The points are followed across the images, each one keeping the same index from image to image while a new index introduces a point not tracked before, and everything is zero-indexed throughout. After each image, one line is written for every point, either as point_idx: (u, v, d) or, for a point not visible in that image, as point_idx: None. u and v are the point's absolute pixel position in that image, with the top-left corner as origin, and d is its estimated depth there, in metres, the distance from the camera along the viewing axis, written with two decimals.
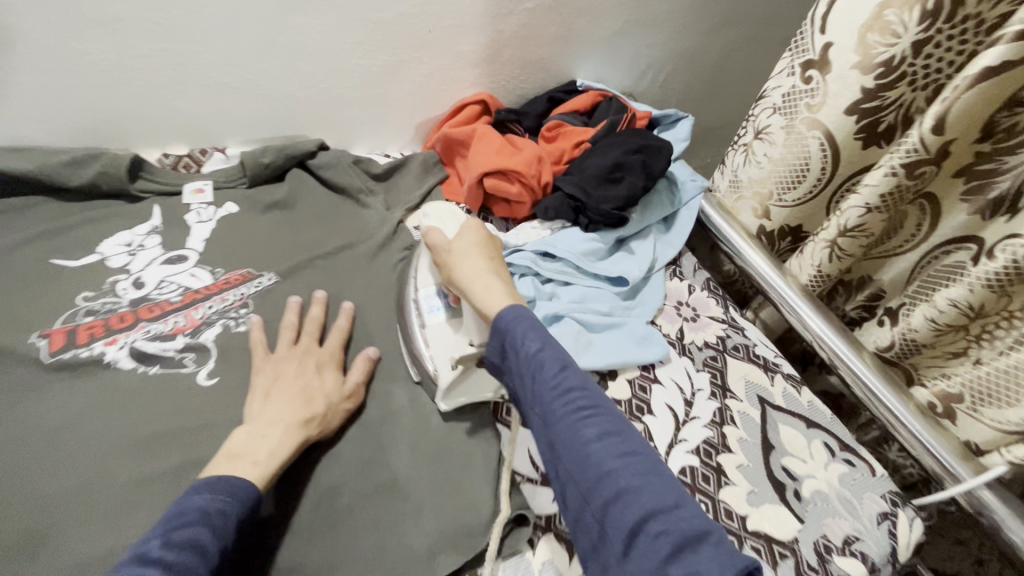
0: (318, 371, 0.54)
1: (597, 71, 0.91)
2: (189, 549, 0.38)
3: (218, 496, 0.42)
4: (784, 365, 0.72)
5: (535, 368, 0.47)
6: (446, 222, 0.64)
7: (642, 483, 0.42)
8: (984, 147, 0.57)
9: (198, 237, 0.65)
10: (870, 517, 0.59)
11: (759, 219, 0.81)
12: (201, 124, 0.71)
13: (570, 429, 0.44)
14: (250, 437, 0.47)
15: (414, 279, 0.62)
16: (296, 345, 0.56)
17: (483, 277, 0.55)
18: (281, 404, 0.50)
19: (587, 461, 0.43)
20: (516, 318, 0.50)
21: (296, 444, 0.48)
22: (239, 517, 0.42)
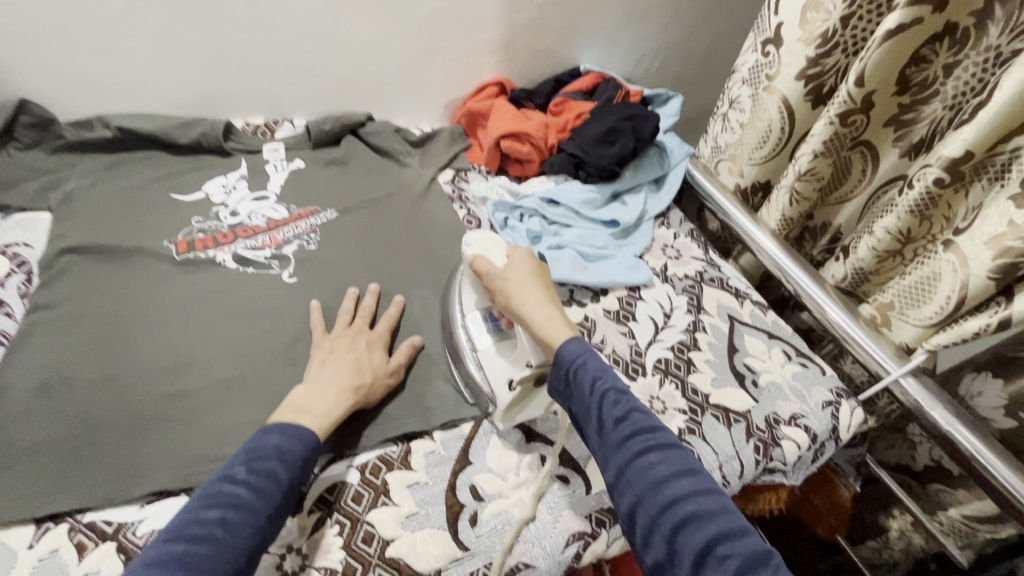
0: (368, 348, 0.59)
1: (599, 59, 1.07)
2: (268, 477, 0.44)
3: (290, 438, 0.47)
4: (754, 294, 0.85)
5: (603, 399, 0.50)
6: (492, 251, 0.61)
7: (712, 514, 0.43)
8: (904, 98, 0.70)
9: (276, 183, 0.82)
10: (817, 402, 0.71)
11: (736, 178, 0.95)
12: (276, 99, 0.89)
13: (639, 455, 0.47)
14: (310, 393, 0.52)
15: (458, 303, 0.64)
16: (349, 327, 0.62)
17: (544, 310, 0.58)
18: (335, 370, 0.55)
19: (656, 488, 0.45)
20: (583, 352, 0.53)
21: (347, 407, 0.53)
22: (307, 454, 0.47)
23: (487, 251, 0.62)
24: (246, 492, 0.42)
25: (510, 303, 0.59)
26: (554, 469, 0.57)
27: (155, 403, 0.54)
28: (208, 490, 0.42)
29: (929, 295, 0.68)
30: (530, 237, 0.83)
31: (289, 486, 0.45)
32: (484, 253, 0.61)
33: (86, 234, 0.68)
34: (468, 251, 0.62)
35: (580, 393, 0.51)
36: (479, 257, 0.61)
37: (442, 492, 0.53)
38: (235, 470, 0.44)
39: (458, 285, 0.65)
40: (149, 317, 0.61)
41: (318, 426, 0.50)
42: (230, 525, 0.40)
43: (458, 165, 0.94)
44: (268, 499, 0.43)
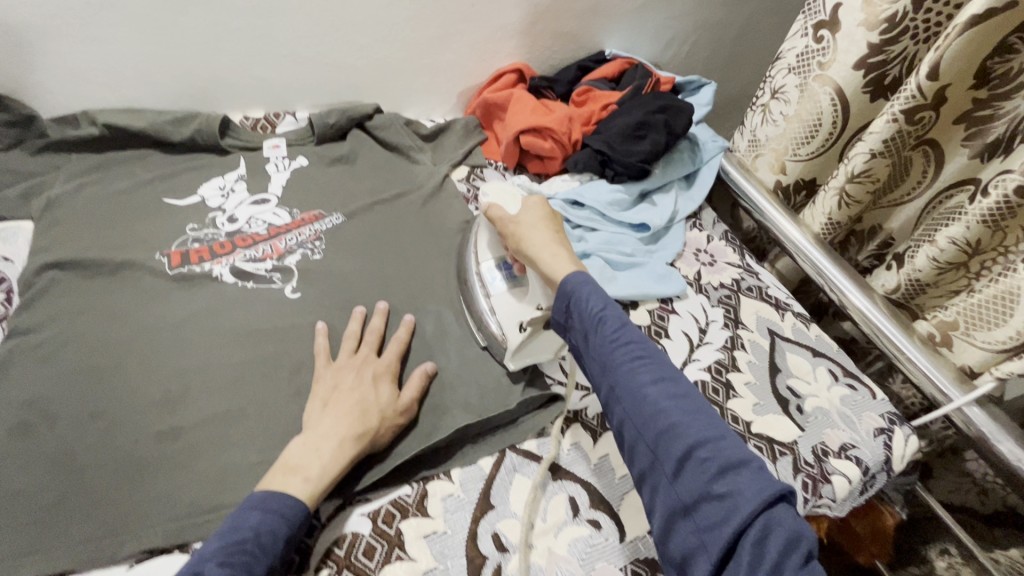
0: (374, 383, 0.53)
1: (625, 42, 0.99)
2: (240, 570, 0.39)
3: (271, 514, 0.42)
4: (795, 305, 0.79)
5: (596, 322, 0.50)
6: (505, 198, 0.64)
7: (698, 422, 0.44)
8: (981, 93, 0.62)
9: (277, 184, 0.76)
10: (868, 431, 0.65)
11: (776, 174, 0.86)
12: (277, 90, 0.82)
13: (629, 375, 0.47)
14: (306, 449, 0.47)
15: (475, 255, 0.66)
16: (353, 359, 0.56)
17: (551, 246, 0.58)
18: (338, 414, 0.50)
19: (643, 401, 0.45)
20: (580, 279, 0.53)
21: (350, 460, 0.47)
22: (290, 534, 0.42)
23: (501, 200, 0.64)
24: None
25: (519, 241, 0.60)
26: (585, 514, 0.52)
27: (146, 443, 0.50)
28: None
29: (1003, 318, 0.62)
30: None
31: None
32: (498, 201, 0.64)
33: (71, 247, 0.63)
34: (485, 201, 0.65)
35: (575, 319, 0.51)
36: (494, 206, 0.63)
37: (462, 543, 0.48)
38: (203, 562, 0.39)
39: (475, 236, 0.68)
40: (141, 341, 0.56)
41: (309, 494, 0.44)
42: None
43: (473, 161, 0.87)
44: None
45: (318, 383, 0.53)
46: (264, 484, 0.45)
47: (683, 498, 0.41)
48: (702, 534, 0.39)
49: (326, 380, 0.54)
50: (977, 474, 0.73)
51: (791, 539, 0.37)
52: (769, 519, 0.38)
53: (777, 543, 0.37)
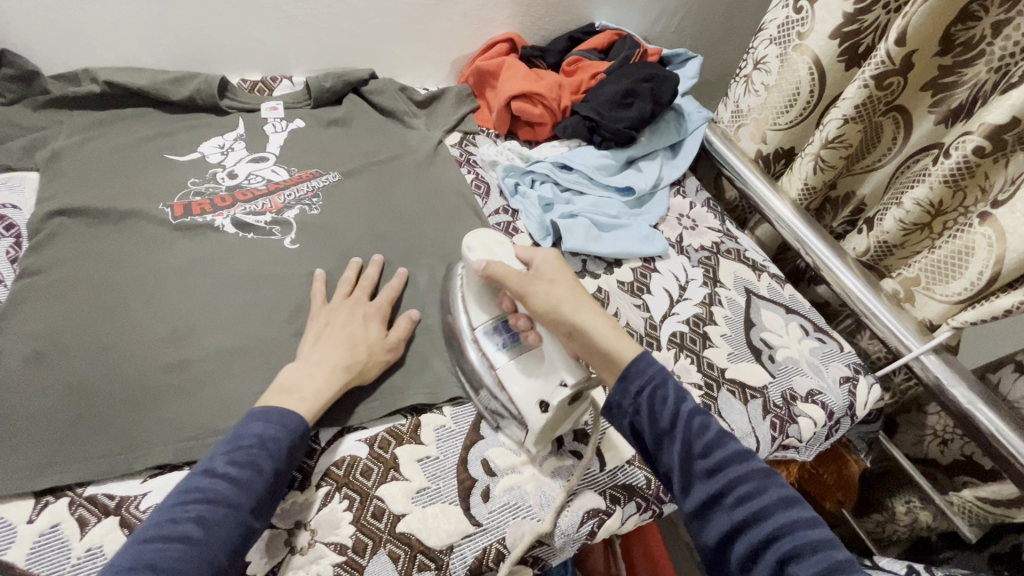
0: (364, 321, 0.57)
1: (615, 16, 1.02)
2: (249, 467, 0.43)
3: (271, 425, 0.46)
4: (771, 267, 0.83)
5: (683, 419, 0.44)
6: (499, 252, 0.54)
7: (822, 542, 0.38)
8: (947, 61, 0.66)
9: (275, 144, 0.78)
10: (834, 378, 0.70)
11: (757, 144, 0.90)
12: (275, 54, 0.84)
13: (728, 482, 0.41)
14: (299, 373, 0.51)
15: (467, 318, 0.57)
16: (346, 301, 0.59)
17: (576, 303, 0.51)
18: (329, 347, 0.53)
19: (754, 514, 0.39)
20: (650, 362, 0.47)
21: (338, 387, 0.51)
22: (291, 441, 0.46)
23: (491, 253, 0.55)
24: (227, 486, 0.41)
25: (544, 306, 0.51)
26: (568, 445, 0.55)
27: (156, 373, 0.53)
28: (186, 485, 0.41)
29: (959, 270, 0.65)
30: (541, 205, 0.80)
31: (272, 478, 0.44)
32: (492, 256, 0.54)
33: (77, 196, 0.65)
34: (476, 258, 0.54)
35: (651, 409, 0.45)
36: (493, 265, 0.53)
37: (453, 467, 0.52)
38: (215, 462, 0.43)
39: (462, 299, 0.57)
40: (146, 283, 0.59)
41: (306, 411, 0.48)
42: (207, 523, 0.39)
43: (465, 128, 0.90)
44: (250, 492, 0.42)
45: (313, 322, 0.57)
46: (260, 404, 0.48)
47: None
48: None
49: (319, 318, 0.57)
50: (940, 428, 0.73)
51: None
52: None
53: None
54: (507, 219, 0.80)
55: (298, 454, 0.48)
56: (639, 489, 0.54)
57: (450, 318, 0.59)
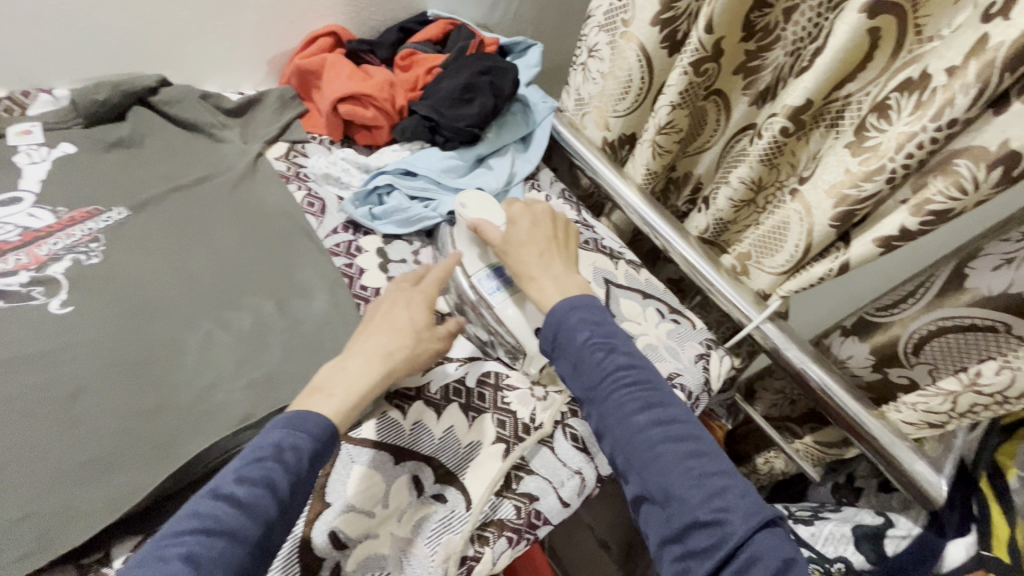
0: (409, 304, 0.54)
1: (448, 4, 0.97)
2: (262, 486, 0.40)
3: (297, 432, 0.43)
4: (627, 253, 0.84)
5: (585, 349, 0.50)
6: (490, 211, 0.63)
7: (694, 449, 0.46)
8: (751, 46, 0.69)
9: (33, 178, 0.63)
10: (690, 358, 0.72)
11: (602, 131, 0.91)
12: (21, 63, 0.68)
13: (614, 401, 0.48)
14: (333, 371, 0.49)
15: (463, 267, 0.64)
16: (405, 283, 0.57)
17: (539, 254, 0.58)
18: (373, 339, 0.51)
19: (634, 429, 0.46)
20: (568, 306, 0.52)
21: (374, 377, 0.49)
22: (315, 451, 0.43)
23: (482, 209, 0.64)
24: (230, 507, 0.38)
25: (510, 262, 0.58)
26: (430, 491, 0.52)
27: None
28: (192, 508, 0.39)
29: (779, 244, 0.70)
30: (401, 221, 0.72)
31: (287, 496, 0.40)
32: (483, 212, 0.63)
33: None
34: (467, 213, 0.63)
35: (561, 346, 0.51)
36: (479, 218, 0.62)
37: (295, 549, 0.46)
38: (224, 482, 0.40)
39: (455, 246, 0.66)
40: None
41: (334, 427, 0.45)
42: (198, 561, 0.35)
43: (292, 136, 0.80)
44: (257, 517, 0.39)
45: (367, 313, 0.55)
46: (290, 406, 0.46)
47: (674, 526, 0.43)
48: (689, 559, 0.42)
49: (373, 307, 0.56)
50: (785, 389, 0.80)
51: (777, 563, 0.40)
52: (756, 549, 0.41)
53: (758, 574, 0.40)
54: (348, 237, 0.71)
55: (323, 464, 0.45)
56: (508, 521, 0.52)
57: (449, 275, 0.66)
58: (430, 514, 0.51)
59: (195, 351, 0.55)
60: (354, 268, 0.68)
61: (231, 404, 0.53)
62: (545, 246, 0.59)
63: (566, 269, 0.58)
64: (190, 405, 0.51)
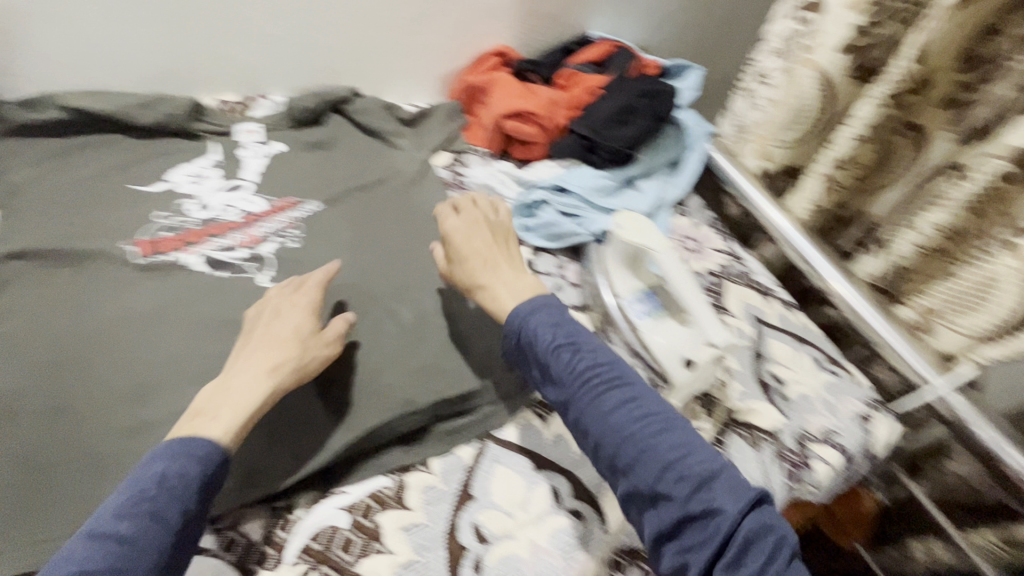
0: (284, 317, 0.53)
1: (611, 27, 0.99)
2: (146, 518, 0.38)
3: (180, 460, 0.41)
4: (780, 292, 0.79)
5: (551, 353, 0.50)
6: (647, 234, 0.62)
7: (668, 433, 0.46)
8: (970, 76, 0.61)
9: (253, 170, 0.74)
10: (849, 416, 0.66)
11: (761, 161, 0.87)
12: (253, 73, 0.82)
13: (587, 403, 0.48)
14: (215, 394, 0.47)
15: (610, 286, 0.66)
16: (293, 296, 0.55)
17: (486, 259, 0.58)
18: (258, 355, 0.50)
19: (612, 427, 0.46)
20: (529, 310, 0.53)
21: (263, 393, 0.47)
22: (202, 478, 0.42)
23: (639, 231, 0.63)
24: (115, 545, 0.37)
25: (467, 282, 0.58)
26: (567, 504, 0.52)
27: (112, 438, 0.50)
28: (65, 553, 0.37)
29: (979, 303, 0.64)
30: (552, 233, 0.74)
31: (178, 526, 0.39)
32: (638, 233, 0.63)
33: (35, 233, 0.61)
34: (619, 232, 0.64)
35: (528, 352, 0.52)
36: (630, 237, 0.63)
37: (440, 536, 0.48)
38: (102, 520, 0.38)
39: (604, 266, 0.67)
40: (113, 331, 0.55)
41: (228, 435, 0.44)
42: None
43: (456, 147, 0.85)
44: (145, 553, 0.37)
45: (248, 319, 0.54)
46: (175, 432, 0.44)
47: (666, 521, 0.42)
48: (686, 554, 0.41)
49: (257, 312, 0.54)
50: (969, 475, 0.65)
51: (771, 544, 0.40)
52: (746, 527, 0.41)
53: (755, 555, 0.40)
54: None
55: (216, 489, 0.43)
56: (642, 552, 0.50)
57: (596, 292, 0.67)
58: (565, 526, 0.50)
59: (365, 336, 0.60)
60: None
61: (391, 388, 0.56)
62: (487, 254, 0.59)
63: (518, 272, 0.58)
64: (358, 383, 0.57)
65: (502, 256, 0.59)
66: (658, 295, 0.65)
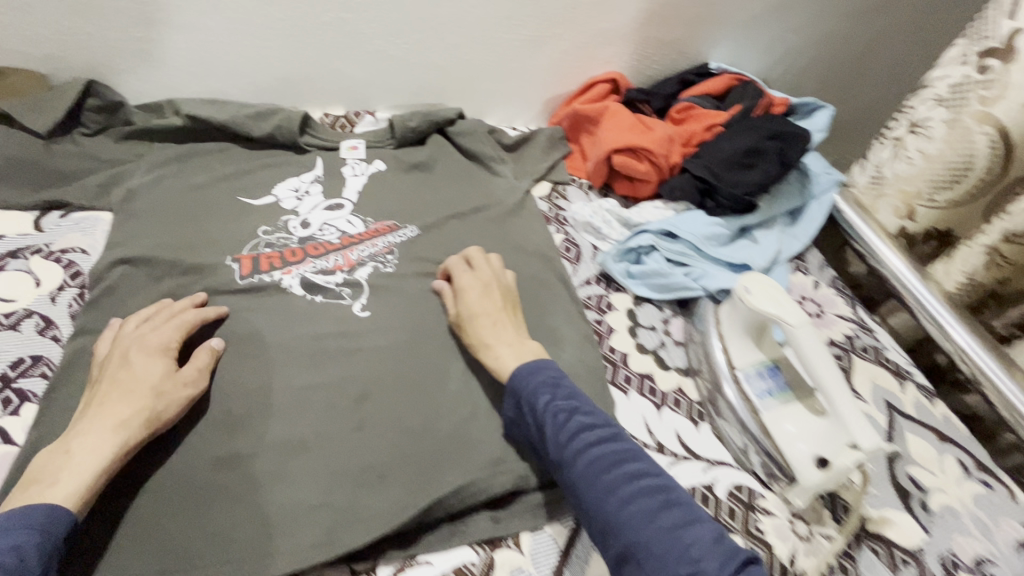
0: (129, 362, 0.49)
1: (731, 57, 0.91)
2: None
3: (12, 532, 0.37)
4: (918, 374, 0.68)
5: (547, 413, 0.49)
6: (782, 303, 0.54)
7: (656, 494, 0.44)
8: None
9: (353, 189, 0.72)
10: (1008, 544, 0.54)
11: (901, 219, 0.76)
12: (361, 88, 0.81)
13: (584, 464, 0.46)
14: (51, 456, 0.43)
15: (727, 354, 0.59)
16: (144, 338, 0.50)
17: (496, 320, 0.57)
18: (103, 408, 0.46)
19: (606, 490, 0.44)
20: (529, 368, 0.52)
21: (114, 450, 0.43)
22: (41, 547, 0.38)
23: (772, 297, 0.55)
24: None
25: (475, 341, 0.56)
26: None
27: (207, 468, 0.49)
28: None
29: None
30: (660, 284, 0.68)
31: None
32: (770, 299, 0.55)
33: (146, 241, 0.61)
34: (748, 297, 0.56)
35: (526, 411, 0.50)
36: (760, 304, 0.55)
37: None
38: None
39: (721, 330, 0.60)
40: (212, 351, 0.55)
41: (68, 500, 0.40)
42: None
43: (556, 178, 0.81)
44: None
45: (100, 365, 0.49)
46: (8, 505, 0.40)
47: None
48: None
49: (106, 357, 0.50)
50: None
51: None
52: None
53: None
54: (600, 291, 0.69)
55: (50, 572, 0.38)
56: None
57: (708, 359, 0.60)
58: None
59: (457, 381, 0.57)
60: (603, 326, 0.65)
61: (482, 440, 0.54)
62: (496, 314, 0.58)
63: (524, 335, 0.57)
64: (448, 434, 0.53)
65: (510, 317, 0.58)
66: (782, 372, 0.57)
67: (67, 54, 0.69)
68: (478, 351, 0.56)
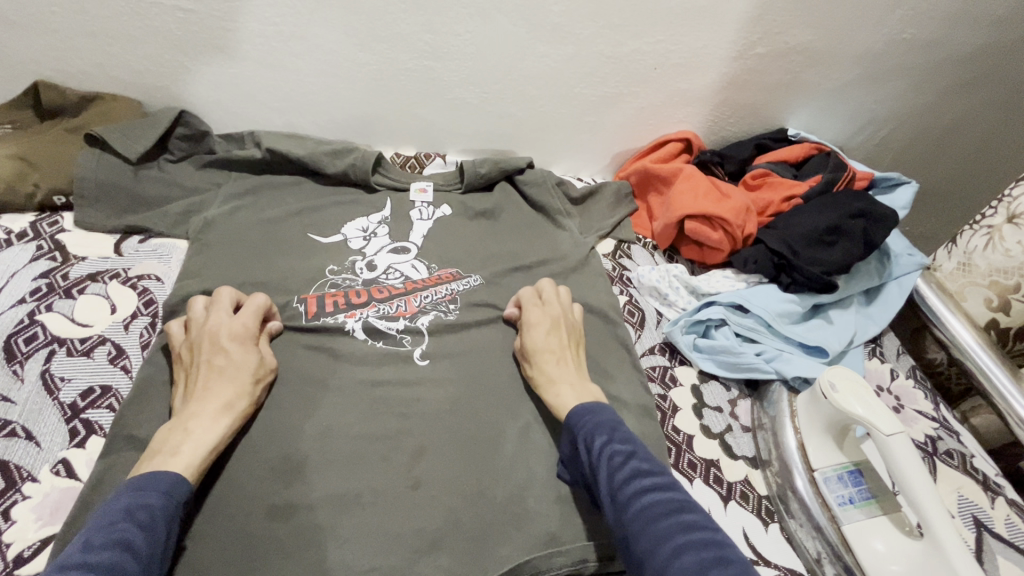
0: (218, 344, 0.52)
1: (810, 124, 0.88)
2: (116, 548, 0.36)
3: (143, 494, 0.40)
4: (1009, 489, 0.62)
5: (602, 453, 0.46)
6: (874, 407, 0.50)
7: (710, 547, 0.37)
8: None
9: (419, 232, 0.72)
10: None
11: (994, 311, 0.70)
12: (433, 131, 0.81)
13: (633, 507, 0.42)
14: (168, 431, 0.46)
15: (804, 452, 0.55)
16: (232, 326, 0.53)
17: (561, 357, 0.57)
18: (205, 390, 0.49)
19: (652, 533, 0.39)
20: (587, 410, 0.51)
21: (224, 429, 0.47)
22: (166, 513, 0.40)
23: (861, 398, 0.51)
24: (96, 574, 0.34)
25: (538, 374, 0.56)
26: None
27: (258, 518, 0.47)
28: None
29: None
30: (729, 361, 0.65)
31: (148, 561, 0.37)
32: (859, 400, 0.51)
33: (218, 273, 0.62)
34: (834, 395, 0.52)
35: (582, 451, 0.48)
36: (847, 405, 0.51)
37: None
38: (69, 555, 0.36)
39: (798, 424, 0.57)
40: (274, 394, 0.54)
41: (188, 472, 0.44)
42: None
43: (622, 235, 0.79)
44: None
45: (187, 347, 0.52)
46: (133, 474, 0.43)
47: None
48: None
49: (195, 339, 0.53)
50: None
51: None
52: None
53: None
54: (663, 362, 0.66)
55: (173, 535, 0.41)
56: None
57: (781, 453, 0.56)
58: None
59: (516, 448, 0.54)
60: (667, 402, 0.62)
61: (539, 516, 0.51)
62: (561, 351, 0.58)
63: (585, 376, 0.57)
64: (504, 506, 0.51)
65: (574, 355, 0.58)
66: (866, 479, 0.54)
67: (164, 83, 0.72)
68: (541, 387, 0.56)
